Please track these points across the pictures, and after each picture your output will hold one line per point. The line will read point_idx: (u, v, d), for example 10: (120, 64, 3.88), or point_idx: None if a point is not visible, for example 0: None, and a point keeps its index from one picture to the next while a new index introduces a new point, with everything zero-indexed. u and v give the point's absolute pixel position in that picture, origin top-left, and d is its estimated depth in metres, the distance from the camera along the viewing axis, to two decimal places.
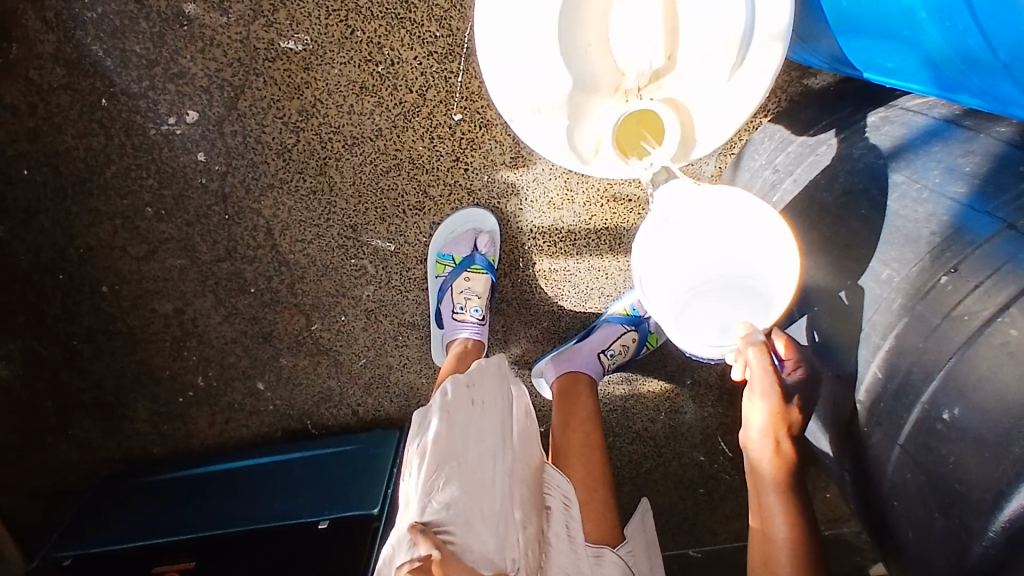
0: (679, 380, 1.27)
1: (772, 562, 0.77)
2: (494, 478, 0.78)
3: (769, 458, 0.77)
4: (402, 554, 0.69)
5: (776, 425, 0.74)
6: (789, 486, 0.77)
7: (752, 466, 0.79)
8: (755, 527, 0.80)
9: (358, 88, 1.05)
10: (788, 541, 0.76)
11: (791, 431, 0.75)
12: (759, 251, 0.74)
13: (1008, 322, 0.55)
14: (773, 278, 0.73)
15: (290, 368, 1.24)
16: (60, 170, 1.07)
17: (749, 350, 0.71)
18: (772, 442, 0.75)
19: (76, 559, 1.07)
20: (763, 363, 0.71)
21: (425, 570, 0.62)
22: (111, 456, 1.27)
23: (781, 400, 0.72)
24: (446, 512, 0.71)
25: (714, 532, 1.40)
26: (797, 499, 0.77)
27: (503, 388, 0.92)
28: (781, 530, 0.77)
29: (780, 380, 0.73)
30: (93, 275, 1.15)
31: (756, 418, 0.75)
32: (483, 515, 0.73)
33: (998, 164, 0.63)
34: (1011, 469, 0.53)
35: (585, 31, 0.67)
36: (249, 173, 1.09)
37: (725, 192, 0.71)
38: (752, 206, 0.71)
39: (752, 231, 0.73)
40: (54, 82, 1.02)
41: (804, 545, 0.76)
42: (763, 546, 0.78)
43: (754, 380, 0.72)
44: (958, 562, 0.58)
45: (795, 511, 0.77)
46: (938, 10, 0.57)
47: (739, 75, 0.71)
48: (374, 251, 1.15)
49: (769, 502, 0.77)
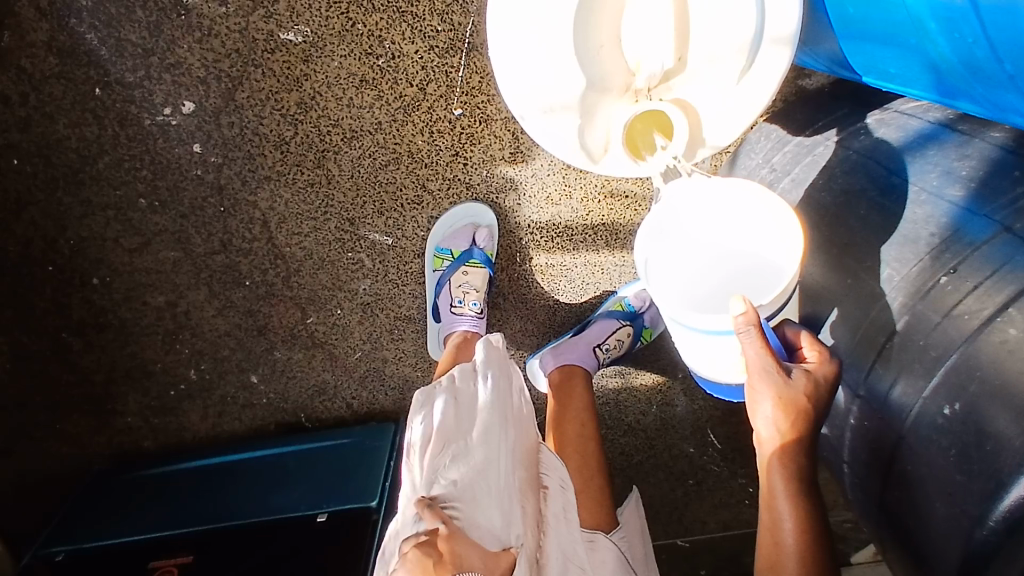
0: (671, 373, 1.29)
1: (779, 568, 0.71)
2: (498, 456, 0.79)
3: (781, 456, 0.71)
4: (409, 528, 0.71)
5: (786, 416, 0.69)
6: (801, 490, 0.71)
7: (761, 468, 0.74)
8: (762, 530, 0.74)
9: (358, 82, 1.04)
10: (796, 548, 0.71)
11: (805, 421, 0.70)
12: (763, 237, 0.74)
13: (1006, 321, 0.58)
14: (778, 261, 0.72)
15: (285, 361, 1.24)
16: (51, 161, 1.05)
17: (746, 332, 0.65)
18: (784, 436, 0.70)
19: (71, 554, 1.05)
20: (756, 343, 0.66)
21: (432, 544, 0.65)
22: (100, 450, 1.26)
23: (783, 378, 0.68)
24: (453, 488, 0.74)
25: (702, 522, 1.43)
26: (811, 504, 0.72)
27: (503, 367, 0.93)
28: (789, 536, 0.71)
29: (779, 365, 0.68)
30: (84, 268, 1.13)
31: (763, 407, 0.70)
32: (488, 492, 0.75)
33: (994, 168, 0.65)
34: (1011, 460, 0.55)
35: (598, 31, 0.68)
36: (246, 165, 1.08)
37: (724, 182, 0.73)
38: (746, 188, 0.72)
39: (753, 220, 0.74)
40: (46, 71, 0.99)
41: (814, 552, 0.70)
42: (770, 550, 0.73)
43: (752, 367, 0.68)
44: (958, 549, 0.60)
45: (807, 517, 0.71)
46: (947, 21, 0.58)
47: (746, 80, 0.73)
48: (371, 244, 1.15)
49: (779, 507, 0.71)
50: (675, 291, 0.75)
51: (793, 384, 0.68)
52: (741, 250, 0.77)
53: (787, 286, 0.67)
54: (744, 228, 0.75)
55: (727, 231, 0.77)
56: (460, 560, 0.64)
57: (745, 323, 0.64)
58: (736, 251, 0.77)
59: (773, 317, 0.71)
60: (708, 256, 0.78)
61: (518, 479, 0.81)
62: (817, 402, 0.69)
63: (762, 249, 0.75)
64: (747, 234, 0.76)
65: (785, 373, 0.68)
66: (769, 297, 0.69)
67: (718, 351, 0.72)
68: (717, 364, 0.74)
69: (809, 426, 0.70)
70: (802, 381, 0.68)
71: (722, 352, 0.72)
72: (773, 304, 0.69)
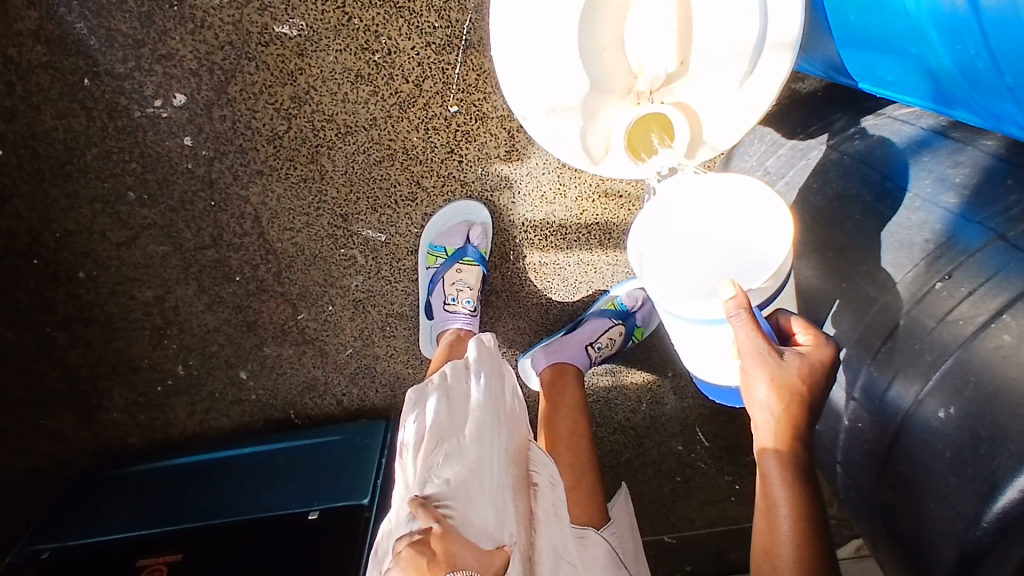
0: (661, 372, 1.30)
1: (774, 557, 0.69)
2: (490, 454, 0.80)
3: (778, 444, 0.70)
4: (402, 528, 0.71)
5: (780, 399, 0.69)
6: (798, 476, 0.70)
7: (758, 457, 0.73)
8: (758, 518, 0.73)
9: (353, 77, 1.03)
10: (791, 535, 0.69)
11: (801, 406, 0.69)
12: (754, 232, 0.76)
13: (1001, 327, 0.59)
14: (767, 251, 0.74)
15: (275, 357, 1.23)
16: (38, 152, 1.03)
17: (737, 314, 0.65)
18: (780, 421, 0.70)
19: (57, 551, 1.04)
20: (747, 326, 0.66)
21: (426, 543, 0.65)
22: (85, 446, 1.25)
23: (776, 359, 0.68)
24: (446, 486, 0.74)
25: (688, 518, 1.45)
26: (807, 491, 0.70)
27: (495, 364, 0.94)
28: (785, 523, 0.69)
29: (771, 348, 0.68)
30: (70, 261, 1.11)
31: (759, 390, 0.70)
32: (482, 490, 0.75)
33: (986, 175, 0.66)
34: (1006, 464, 0.57)
35: (601, 34, 0.68)
36: (237, 159, 1.07)
37: (715, 176, 0.75)
38: (737, 182, 0.74)
39: (740, 209, 0.76)
40: (34, 60, 0.97)
41: (811, 539, 0.68)
42: (765, 538, 0.71)
43: (745, 351, 0.69)
44: (951, 550, 0.62)
45: (803, 504, 0.69)
46: (949, 31, 0.59)
47: (747, 84, 0.73)
48: (364, 241, 1.15)
49: (773, 493, 0.70)
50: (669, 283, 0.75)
51: (786, 366, 0.68)
52: (732, 245, 0.77)
53: (781, 266, 0.69)
54: (734, 221, 0.77)
55: (717, 226, 0.78)
56: (453, 559, 0.64)
57: (736, 307, 0.65)
58: (726, 247, 0.78)
59: (765, 305, 0.73)
60: (703, 253, 0.78)
61: (510, 479, 0.81)
62: (812, 385, 0.69)
63: (753, 244, 0.76)
64: (739, 230, 0.77)
65: (778, 355, 0.68)
66: (766, 274, 0.70)
67: (714, 342, 0.72)
68: (712, 358, 0.75)
69: (805, 412, 0.70)
70: (796, 362, 0.68)
71: (715, 343, 0.73)
72: (772, 282, 0.70)
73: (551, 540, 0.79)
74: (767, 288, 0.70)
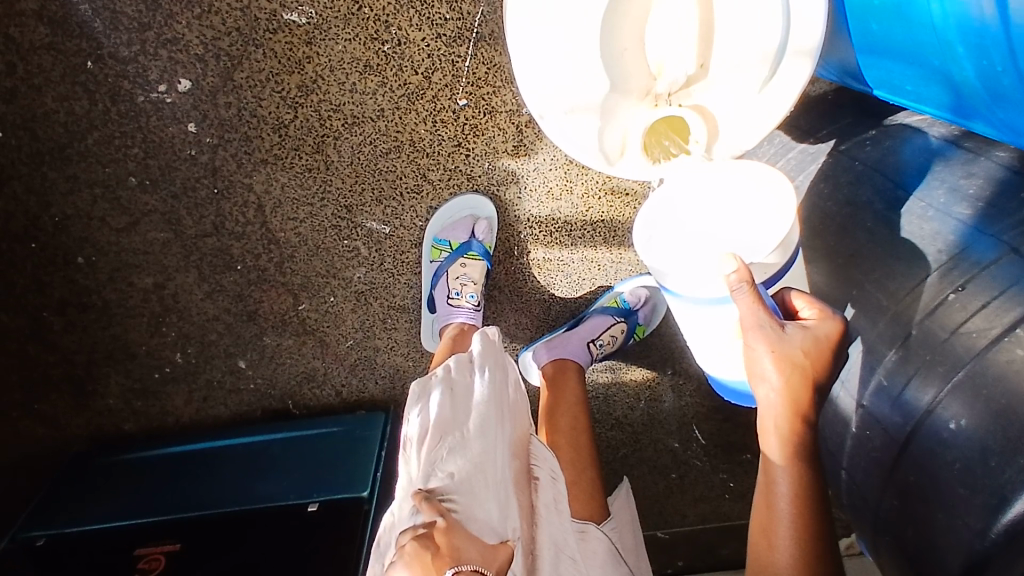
0: (660, 369, 1.32)
1: (771, 534, 0.70)
2: (495, 446, 0.80)
3: (782, 419, 0.70)
4: (405, 520, 0.70)
5: (784, 373, 0.68)
6: (803, 458, 0.70)
7: (762, 436, 0.73)
8: (758, 495, 0.74)
9: (362, 67, 1.02)
10: (789, 513, 0.69)
11: (804, 378, 0.69)
12: (757, 226, 0.75)
13: (1014, 342, 0.60)
14: (767, 235, 0.73)
15: (274, 347, 1.22)
16: (38, 134, 1.01)
17: (739, 288, 0.66)
18: (784, 395, 0.69)
19: (53, 539, 1.03)
20: (749, 300, 0.66)
21: (429, 536, 0.64)
22: (78, 432, 1.23)
23: (778, 331, 0.68)
24: (450, 480, 0.74)
25: (682, 515, 1.46)
26: (810, 472, 0.70)
27: (496, 348, 0.94)
28: (784, 501, 0.70)
29: (773, 321, 0.68)
30: (68, 245, 1.09)
31: (761, 363, 0.70)
32: (487, 484, 0.75)
33: (999, 188, 0.67)
34: (1016, 477, 0.58)
35: (623, 36, 0.68)
36: (241, 147, 1.05)
37: (720, 164, 0.76)
38: (742, 169, 0.75)
39: (744, 206, 0.77)
40: (35, 42, 0.95)
41: (809, 519, 0.69)
42: (765, 515, 0.72)
43: (749, 326, 0.68)
44: (957, 559, 0.63)
45: (804, 486, 0.70)
46: (976, 45, 0.59)
47: (768, 89, 0.74)
48: (368, 233, 1.14)
49: (774, 470, 0.71)
50: (674, 268, 0.74)
51: (788, 339, 0.68)
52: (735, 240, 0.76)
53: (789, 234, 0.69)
54: (738, 218, 0.77)
55: (721, 224, 0.78)
56: (457, 554, 0.63)
57: (738, 280, 0.66)
58: (731, 239, 0.77)
59: (770, 283, 0.73)
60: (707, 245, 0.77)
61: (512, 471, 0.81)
62: (815, 358, 0.69)
63: (757, 232, 0.75)
64: (742, 227, 0.76)
65: (781, 328, 0.68)
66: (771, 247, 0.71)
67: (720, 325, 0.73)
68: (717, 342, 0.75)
69: (808, 386, 0.70)
70: (798, 335, 0.68)
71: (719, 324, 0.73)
72: (779, 256, 0.70)
73: (551, 533, 0.79)
74: (773, 263, 0.71)
